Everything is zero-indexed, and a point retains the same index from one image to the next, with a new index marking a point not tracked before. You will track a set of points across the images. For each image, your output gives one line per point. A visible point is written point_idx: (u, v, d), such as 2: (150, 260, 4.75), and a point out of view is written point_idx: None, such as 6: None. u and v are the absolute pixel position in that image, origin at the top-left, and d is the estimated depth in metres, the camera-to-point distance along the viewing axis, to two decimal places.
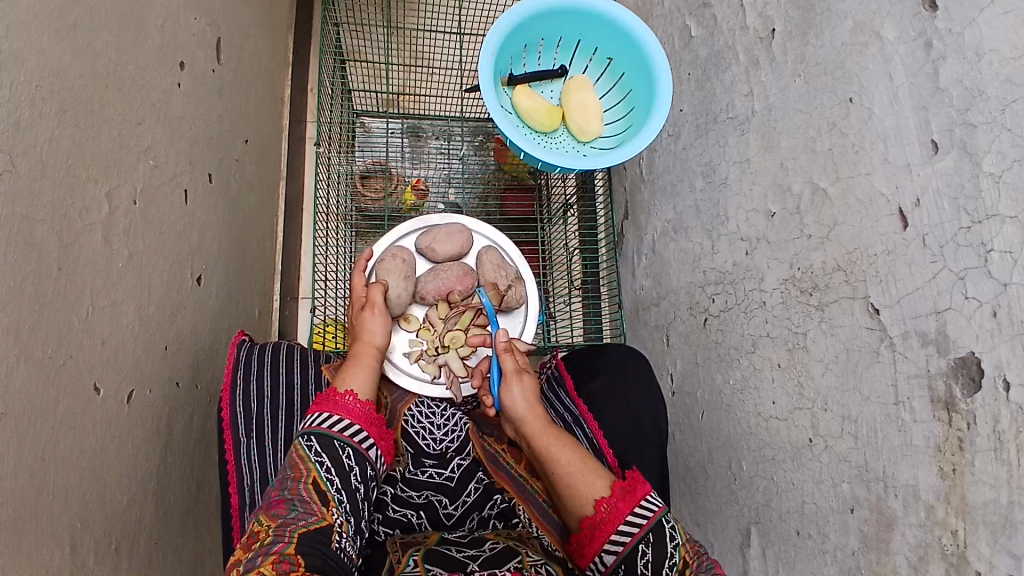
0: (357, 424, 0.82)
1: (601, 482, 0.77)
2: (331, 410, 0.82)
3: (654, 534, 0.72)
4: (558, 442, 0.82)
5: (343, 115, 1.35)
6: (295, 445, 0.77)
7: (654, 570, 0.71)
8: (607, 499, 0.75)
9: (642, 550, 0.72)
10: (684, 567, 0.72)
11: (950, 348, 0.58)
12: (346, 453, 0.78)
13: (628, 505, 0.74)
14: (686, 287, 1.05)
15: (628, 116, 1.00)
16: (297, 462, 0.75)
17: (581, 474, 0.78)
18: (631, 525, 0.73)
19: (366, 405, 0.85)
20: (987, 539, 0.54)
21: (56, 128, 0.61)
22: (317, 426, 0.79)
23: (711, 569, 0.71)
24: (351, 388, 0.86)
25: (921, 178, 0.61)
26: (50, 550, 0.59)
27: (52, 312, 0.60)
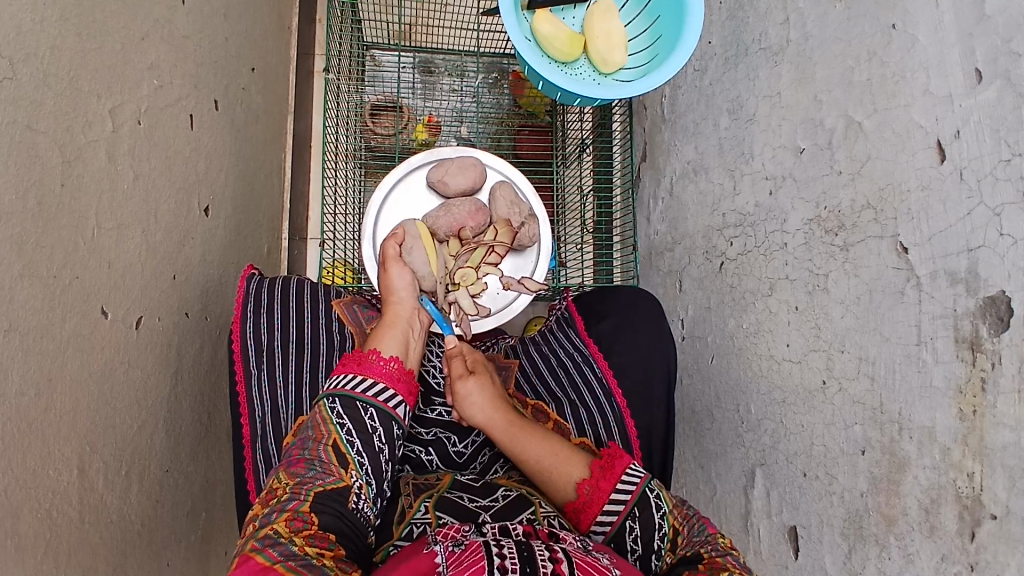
0: (383, 384, 0.79)
1: (577, 465, 0.78)
2: (357, 370, 0.79)
3: (639, 508, 0.72)
4: (526, 433, 0.82)
5: (353, 46, 1.29)
6: (320, 407, 0.75)
7: (644, 544, 0.70)
8: (587, 480, 0.75)
9: (631, 526, 0.71)
10: (675, 534, 0.70)
11: (979, 288, 0.56)
12: (370, 414, 0.76)
13: (610, 482, 0.74)
14: (703, 230, 1.03)
15: (655, 45, 0.97)
16: (319, 423, 0.73)
17: (555, 462, 0.78)
18: (617, 502, 0.72)
19: (392, 362, 0.81)
20: (1003, 482, 0.53)
21: (58, 36, 0.58)
22: (341, 388, 0.77)
23: (704, 532, 0.69)
24: (377, 347, 0.82)
25: (963, 109, 0.58)
26: (60, 469, 0.59)
27: (57, 229, 0.59)
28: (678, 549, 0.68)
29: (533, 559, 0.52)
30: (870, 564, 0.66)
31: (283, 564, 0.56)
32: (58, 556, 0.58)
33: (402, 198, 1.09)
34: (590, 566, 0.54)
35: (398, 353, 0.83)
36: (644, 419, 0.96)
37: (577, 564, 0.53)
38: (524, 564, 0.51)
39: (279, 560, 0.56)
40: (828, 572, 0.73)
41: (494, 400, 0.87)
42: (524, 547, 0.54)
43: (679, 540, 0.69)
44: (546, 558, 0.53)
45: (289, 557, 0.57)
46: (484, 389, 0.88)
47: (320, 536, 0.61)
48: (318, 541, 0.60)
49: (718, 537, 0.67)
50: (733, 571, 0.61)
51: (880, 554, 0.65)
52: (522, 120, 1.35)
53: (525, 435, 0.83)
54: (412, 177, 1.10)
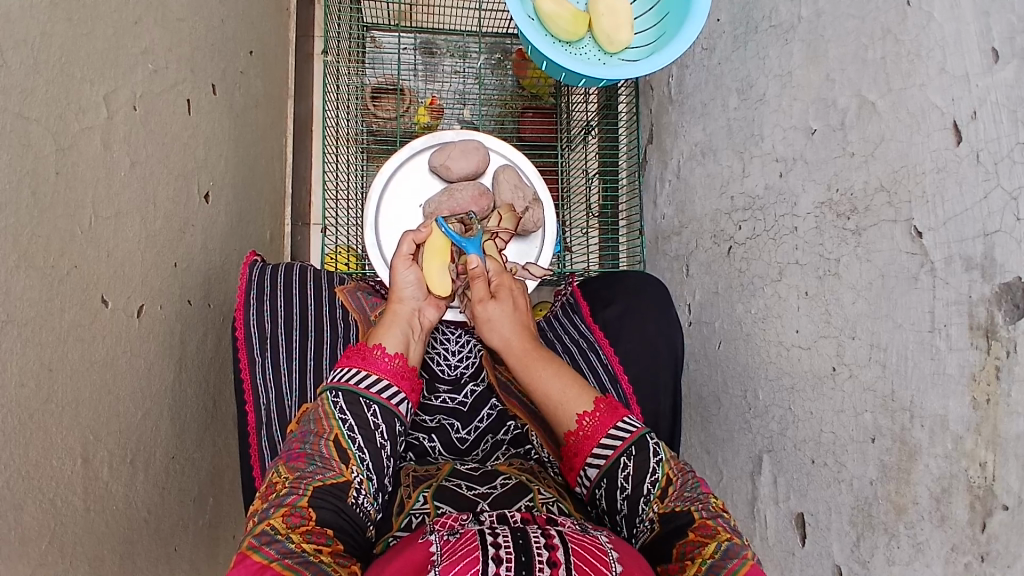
0: (387, 381, 0.78)
1: (583, 398, 0.77)
2: (361, 366, 0.78)
3: (636, 448, 0.72)
4: (541, 362, 0.82)
5: (353, 27, 1.27)
6: (322, 400, 0.74)
7: (634, 484, 0.70)
8: (589, 413, 0.76)
9: (624, 463, 0.71)
10: (667, 484, 0.69)
11: (996, 273, 0.54)
12: (371, 410, 0.75)
13: (610, 420, 0.74)
14: (711, 213, 1.01)
15: (662, 23, 0.94)
16: (321, 418, 0.72)
17: (562, 394, 0.78)
18: (613, 439, 0.73)
19: (396, 360, 0.80)
20: (1017, 473, 0.52)
21: (48, 22, 0.57)
22: (344, 381, 0.76)
23: (696, 489, 0.69)
24: (381, 343, 0.81)
25: (979, 89, 0.56)
26: (63, 460, 0.59)
27: (52, 219, 0.58)
28: (667, 500, 0.68)
29: (529, 547, 0.51)
30: (878, 551, 0.66)
31: (280, 562, 0.57)
32: (64, 546, 0.58)
33: (405, 183, 1.07)
34: (586, 551, 0.53)
35: (400, 351, 0.82)
36: (650, 406, 0.95)
37: (574, 549, 0.52)
38: (519, 554, 0.50)
39: (275, 558, 0.57)
40: (836, 559, 0.72)
41: (516, 325, 0.87)
42: (519, 534, 0.53)
43: (671, 491, 0.69)
44: (541, 545, 0.52)
45: (285, 555, 0.57)
46: (506, 312, 0.87)
47: (318, 533, 0.61)
48: (316, 538, 0.60)
49: (710, 497, 0.67)
50: (722, 538, 0.61)
51: (890, 542, 0.64)
52: (526, 102, 1.33)
53: (541, 363, 0.82)
54: (414, 160, 1.08)
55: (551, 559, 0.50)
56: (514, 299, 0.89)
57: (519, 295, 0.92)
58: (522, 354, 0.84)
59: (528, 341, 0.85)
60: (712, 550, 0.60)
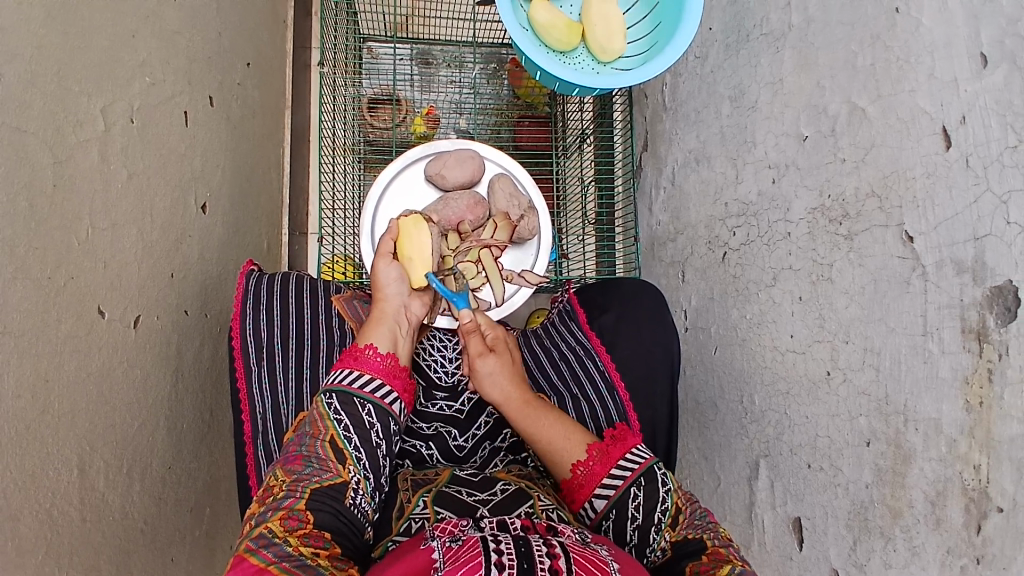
0: (380, 380, 0.79)
1: (586, 438, 0.79)
2: (353, 366, 0.79)
3: (645, 478, 0.73)
4: (542, 410, 0.83)
5: (350, 39, 1.29)
6: (317, 403, 0.75)
7: (645, 513, 0.70)
8: (595, 447, 0.77)
9: (634, 493, 0.72)
10: (677, 512, 0.70)
11: (986, 276, 0.54)
12: (366, 410, 0.76)
13: (617, 452, 0.76)
14: (706, 220, 1.01)
15: (654, 32, 0.95)
16: (317, 420, 0.73)
17: (565, 439, 0.79)
18: (623, 470, 0.74)
19: (388, 358, 0.82)
20: (1011, 476, 0.52)
21: (45, 37, 0.57)
22: (338, 383, 0.77)
23: (705, 518, 0.70)
24: (372, 342, 0.82)
25: (968, 94, 0.57)
26: (59, 470, 0.59)
27: (50, 231, 0.58)
28: (678, 528, 0.68)
29: (531, 554, 0.51)
30: (875, 556, 0.66)
31: (278, 564, 0.57)
32: (59, 556, 0.58)
33: (400, 191, 1.08)
34: (587, 561, 0.53)
35: (392, 349, 0.83)
36: (647, 414, 0.95)
37: (575, 559, 0.52)
38: (522, 561, 0.50)
39: (273, 561, 0.57)
40: (833, 564, 0.72)
41: (512, 377, 0.86)
42: (522, 543, 0.53)
43: (680, 519, 0.70)
44: (544, 554, 0.52)
45: (282, 558, 0.57)
46: (502, 367, 0.87)
47: (315, 536, 0.61)
48: (313, 540, 0.60)
49: (718, 527, 0.68)
50: (735, 563, 0.61)
51: (886, 546, 0.64)
52: (521, 111, 1.34)
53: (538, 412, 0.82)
54: (409, 169, 1.08)
55: (553, 566, 0.50)
56: (510, 355, 0.90)
57: (510, 350, 0.92)
58: (519, 407, 0.83)
59: (524, 391, 0.85)
60: (726, 571, 0.60)
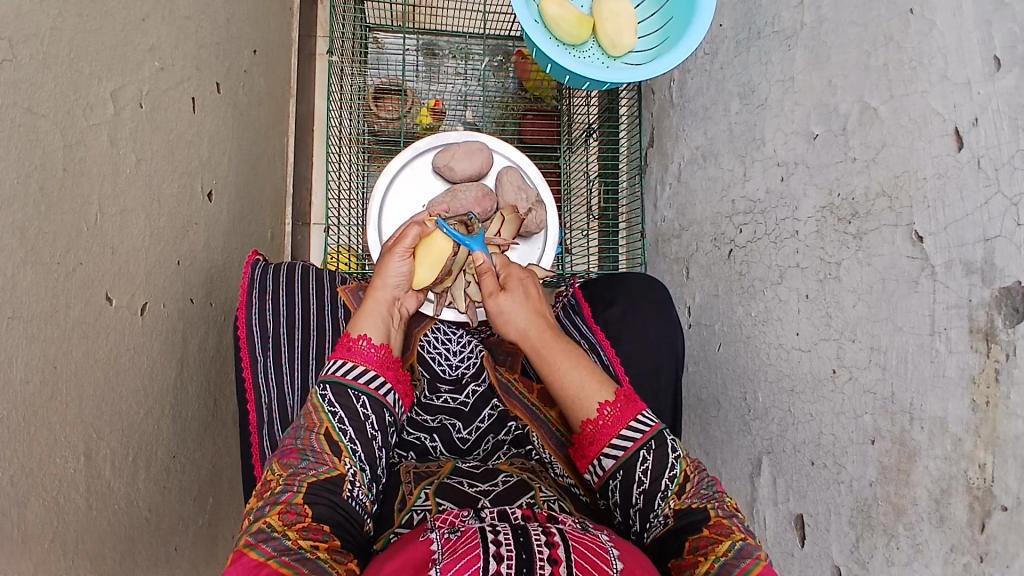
0: (375, 371, 0.78)
1: (604, 389, 0.75)
2: (346, 357, 0.78)
3: (655, 442, 0.72)
4: (558, 351, 0.77)
5: (356, 28, 1.26)
6: (311, 395, 0.75)
7: (652, 478, 0.70)
8: (610, 403, 0.75)
9: (643, 457, 0.71)
10: (685, 481, 0.70)
11: (995, 278, 0.55)
12: (360, 402, 0.75)
13: (628, 414, 0.73)
14: (712, 217, 1.01)
15: (665, 28, 0.95)
16: (311, 412, 0.73)
17: (582, 386, 0.75)
18: (634, 430, 0.72)
19: (382, 350, 0.79)
20: (1015, 474, 0.52)
21: (57, 18, 0.57)
22: (333, 373, 0.76)
23: (711, 488, 0.70)
24: (365, 333, 0.79)
25: (981, 96, 0.57)
26: (67, 457, 0.59)
27: (60, 215, 0.58)
28: (684, 496, 0.69)
29: (529, 544, 0.52)
30: (877, 552, 0.66)
31: (277, 558, 0.57)
32: (66, 542, 0.58)
33: (407, 183, 1.08)
34: (587, 549, 0.53)
35: (385, 342, 0.81)
36: (650, 407, 0.96)
37: (575, 547, 0.53)
38: (519, 552, 0.51)
39: (272, 555, 0.57)
40: (835, 559, 0.73)
41: (532, 312, 0.79)
42: (521, 533, 0.54)
43: (688, 487, 0.70)
44: (542, 543, 0.52)
45: (282, 552, 0.57)
46: (519, 302, 0.79)
47: (314, 529, 0.61)
48: (313, 534, 0.60)
49: (724, 497, 0.69)
50: (737, 538, 0.62)
51: (889, 543, 0.65)
52: (527, 104, 1.33)
53: (560, 352, 0.77)
54: (418, 161, 1.08)
55: (552, 557, 0.51)
56: (526, 288, 0.80)
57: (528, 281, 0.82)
58: (540, 342, 0.78)
59: (546, 326, 0.79)
60: (725, 549, 0.61)
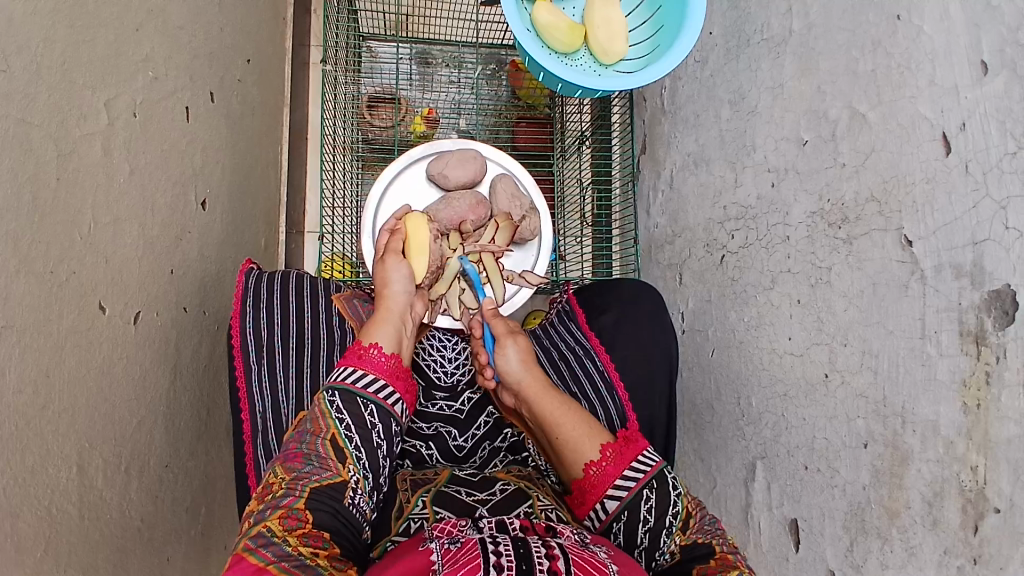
0: (383, 380, 0.78)
1: (603, 434, 0.77)
2: (357, 364, 0.78)
3: (657, 481, 0.72)
4: (556, 402, 0.81)
5: (349, 38, 1.28)
6: (319, 401, 0.75)
7: (657, 516, 0.69)
8: (610, 446, 0.76)
9: (647, 496, 0.71)
10: (688, 517, 0.70)
11: (985, 281, 0.55)
12: (369, 410, 0.75)
13: (630, 454, 0.74)
14: (704, 222, 1.02)
15: (656, 35, 0.96)
16: (318, 417, 0.73)
17: (580, 431, 0.78)
18: (637, 471, 0.73)
19: (392, 359, 0.80)
20: (1008, 477, 0.53)
21: (51, 28, 0.57)
22: (342, 381, 0.76)
23: (713, 525, 0.70)
24: (376, 342, 0.81)
25: (968, 102, 0.58)
26: (59, 468, 0.58)
27: (53, 224, 0.58)
28: (688, 532, 0.69)
29: (529, 556, 0.52)
30: (872, 556, 0.67)
31: (277, 564, 0.57)
32: (58, 553, 0.57)
33: (401, 190, 1.08)
34: (587, 562, 0.53)
35: (396, 350, 0.82)
36: (645, 413, 0.96)
37: (574, 560, 0.53)
38: (519, 562, 0.51)
39: (272, 561, 0.57)
40: (830, 564, 0.73)
41: (530, 365, 0.85)
42: (520, 545, 0.54)
43: (690, 523, 0.70)
44: (542, 555, 0.52)
45: (282, 557, 0.58)
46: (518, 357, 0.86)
47: (314, 536, 0.61)
48: (313, 541, 0.60)
49: (725, 533, 0.69)
50: (744, 569, 0.63)
51: (884, 547, 0.65)
52: (521, 112, 1.34)
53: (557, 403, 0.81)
54: (411, 169, 1.09)
55: (551, 567, 0.51)
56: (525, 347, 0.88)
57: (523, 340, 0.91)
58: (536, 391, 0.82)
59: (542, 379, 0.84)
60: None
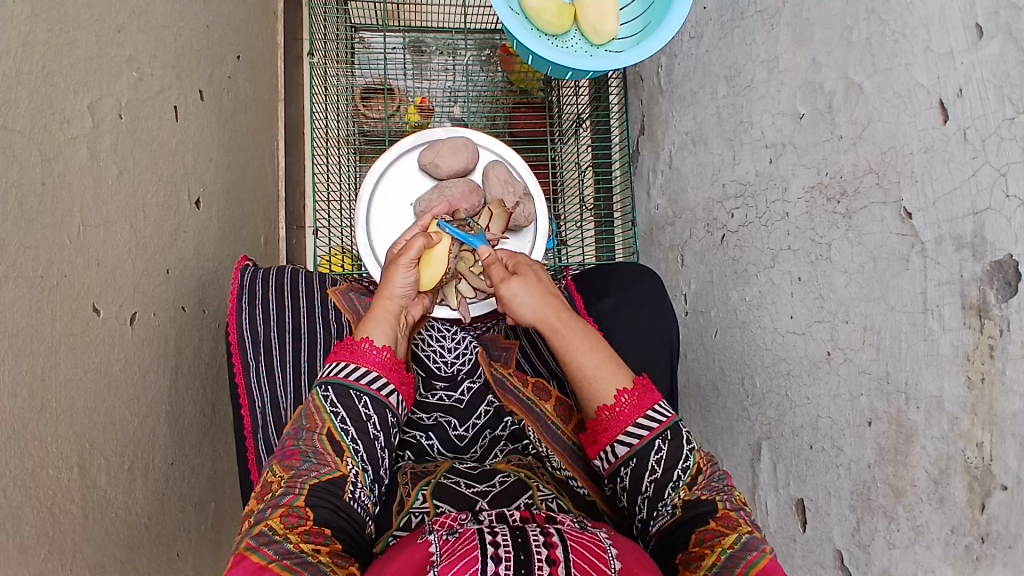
0: (380, 373, 0.78)
1: (620, 375, 0.74)
2: (352, 359, 0.77)
3: (671, 433, 0.71)
4: (575, 335, 0.76)
5: (341, 29, 1.28)
6: (312, 396, 0.74)
7: (665, 468, 0.70)
8: (627, 391, 0.73)
9: (658, 446, 0.70)
10: (697, 472, 0.70)
11: (986, 251, 0.54)
12: (364, 403, 0.75)
13: (646, 402, 0.72)
14: (704, 202, 1.00)
15: (647, 12, 0.94)
16: (313, 412, 0.73)
17: (597, 370, 0.74)
18: (651, 420, 0.71)
19: (385, 352, 0.79)
20: (1014, 452, 0.51)
21: (29, 34, 0.57)
22: (335, 375, 0.76)
23: (722, 481, 0.70)
24: (369, 335, 0.79)
25: (964, 66, 0.55)
26: (60, 469, 0.59)
27: (41, 229, 0.58)
28: (694, 487, 0.68)
29: (528, 545, 0.51)
30: (878, 535, 0.65)
31: (279, 563, 0.57)
32: (63, 553, 0.58)
33: (394, 182, 1.07)
34: (586, 547, 0.53)
35: (389, 344, 0.80)
36: None
37: (573, 546, 0.52)
38: (518, 552, 0.50)
39: (274, 559, 0.57)
40: (837, 543, 0.72)
41: (545, 296, 0.77)
42: (518, 534, 0.53)
43: (699, 479, 0.69)
44: (540, 543, 0.52)
45: (284, 555, 0.58)
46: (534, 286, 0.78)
47: (316, 532, 0.61)
48: (314, 537, 0.61)
49: (733, 491, 0.69)
50: (743, 531, 0.62)
51: (890, 526, 0.64)
52: (517, 97, 1.32)
53: (574, 336, 0.76)
54: (404, 159, 1.08)
55: (551, 556, 0.50)
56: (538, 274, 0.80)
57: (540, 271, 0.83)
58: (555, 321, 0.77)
59: (563, 309, 0.77)
60: (731, 542, 0.61)
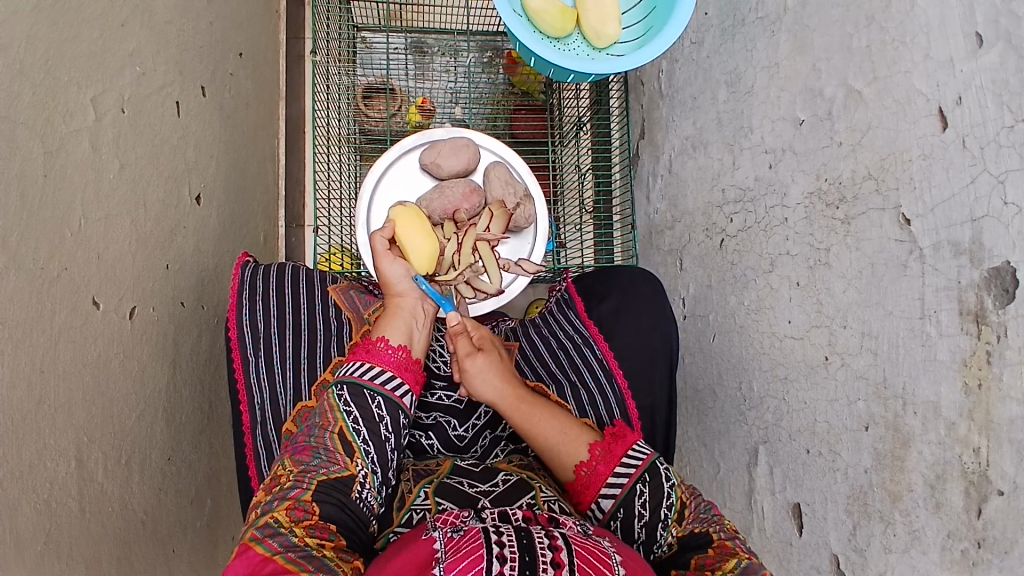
0: (397, 376, 0.76)
1: (586, 433, 0.78)
2: (366, 359, 0.76)
3: (649, 475, 0.72)
4: (534, 410, 0.78)
5: (343, 29, 1.28)
6: (328, 395, 0.74)
7: (652, 509, 0.70)
8: (597, 444, 0.76)
9: (640, 490, 0.71)
10: (682, 507, 0.71)
11: (984, 257, 0.54)
12: (377, 403, 0.74)
13: (619, 450, 0.75)
14: (703, 207, 1.01)
15: (648, 17, 0.94)
16: (326, 410, 0.72)
17: (563, 436, 0.77)
18: (628, 466, 0.73)
19: (400, 351, 0.77)
20: (1011, 458, 0.52)
21: (35, 25, 0.57)
22: (350, 374, 0.74)
23: (709, 512, 0.71)
24: (383, 335, 0.78)
25: (964, 74, 0.56)
26: (56, 463, 0.59)
27: (42, 221, 0.58)
28: (684, 522, 0.69)
29: (532, 547, 0.51)
30: (875, 540, 0.66)
31: (283, 555, 0.57)
32: (59, 548, 0.58)
33: (395, 182, 1.08)
34: (589, 553, 0.53)
35: (405, 342, 0.78)
36: (644, 401, 0.96)
37: (577, 551, 0.52)
38: (522, 553, 0.50)
39: (278, 551, 0.58)
40: (833, 548, 0.72)
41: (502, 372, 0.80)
42: (524, 534, 0.53)
43: (686, 513, 0.70)
44: (545, 546, 0.52)
45: (288, 548, 0.58)
46: (495, 361, 0.81)
47: (321, 527, 0.61)
48: (319, 532, 0.61)
49: (723, 519, 0.69)
50: (741, 556, 0.63)
51: (886, 530, 0.64)
52: (518, 99, 1.33)
53: (533, 409, 0.79)
54: (405, 159, 1.08)
55: (556, 560, 0.50)
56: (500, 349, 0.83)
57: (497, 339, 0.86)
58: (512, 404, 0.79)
59: (516, 386, 0.80)
60: (732, 565, 0.61)
